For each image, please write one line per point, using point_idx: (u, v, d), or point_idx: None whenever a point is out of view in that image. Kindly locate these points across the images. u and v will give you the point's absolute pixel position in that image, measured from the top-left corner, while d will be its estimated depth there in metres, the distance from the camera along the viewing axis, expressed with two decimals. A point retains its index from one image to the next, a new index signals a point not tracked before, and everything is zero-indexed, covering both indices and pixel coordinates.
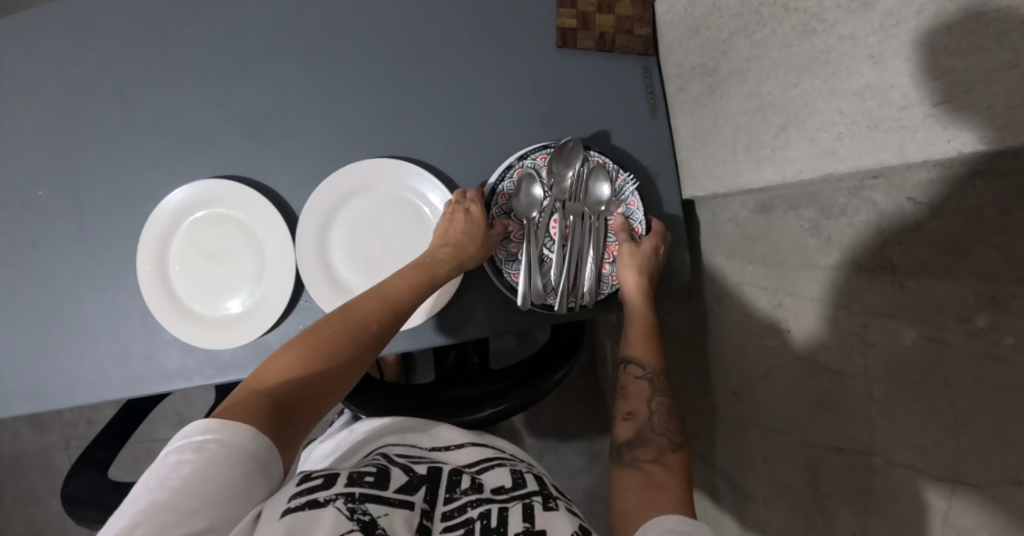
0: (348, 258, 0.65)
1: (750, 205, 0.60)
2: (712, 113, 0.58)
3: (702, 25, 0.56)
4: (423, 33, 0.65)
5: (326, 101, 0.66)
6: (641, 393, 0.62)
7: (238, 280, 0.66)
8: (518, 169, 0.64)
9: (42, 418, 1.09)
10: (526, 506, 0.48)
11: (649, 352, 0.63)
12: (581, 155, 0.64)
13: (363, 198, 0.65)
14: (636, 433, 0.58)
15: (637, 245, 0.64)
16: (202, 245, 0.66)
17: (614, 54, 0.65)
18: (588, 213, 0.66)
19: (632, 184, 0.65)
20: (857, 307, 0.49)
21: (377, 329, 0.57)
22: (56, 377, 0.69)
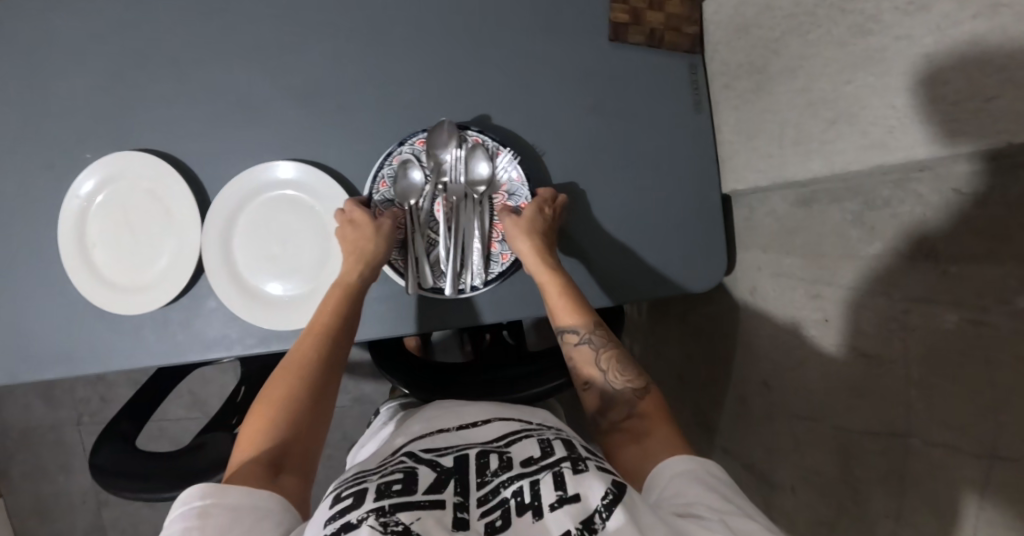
0: (253, 267, 0.66)
1: (790, 199, 0.63)
2: (758, 109, 0.61)
3: (753, 25, 0.60)
4: (481, 20, 0.67)
5: (383, 80, 0.68)
6: (588, 358, 0.62)
7: (149, 255, 0.68)
8: (398, 156, 0.66)
9: (54, 393, 1.08)
10: (556, 474, 0.46)
11: (578, 316, 0.62)
12: (449, 134, 0.65)
13: (259, 205, 0.66)
14: (603, 399, 0.60)
15: (521, 216, 0.64)
16: (120, 211, 0.68)
17: (662, 50, 0.68)
18: (468, 192, 0.67)
19: (509, 157, 0.66)
20: (899, 294, 0.52)
21: (314, 358, 0.59)
22: (94, 341, 0.69)
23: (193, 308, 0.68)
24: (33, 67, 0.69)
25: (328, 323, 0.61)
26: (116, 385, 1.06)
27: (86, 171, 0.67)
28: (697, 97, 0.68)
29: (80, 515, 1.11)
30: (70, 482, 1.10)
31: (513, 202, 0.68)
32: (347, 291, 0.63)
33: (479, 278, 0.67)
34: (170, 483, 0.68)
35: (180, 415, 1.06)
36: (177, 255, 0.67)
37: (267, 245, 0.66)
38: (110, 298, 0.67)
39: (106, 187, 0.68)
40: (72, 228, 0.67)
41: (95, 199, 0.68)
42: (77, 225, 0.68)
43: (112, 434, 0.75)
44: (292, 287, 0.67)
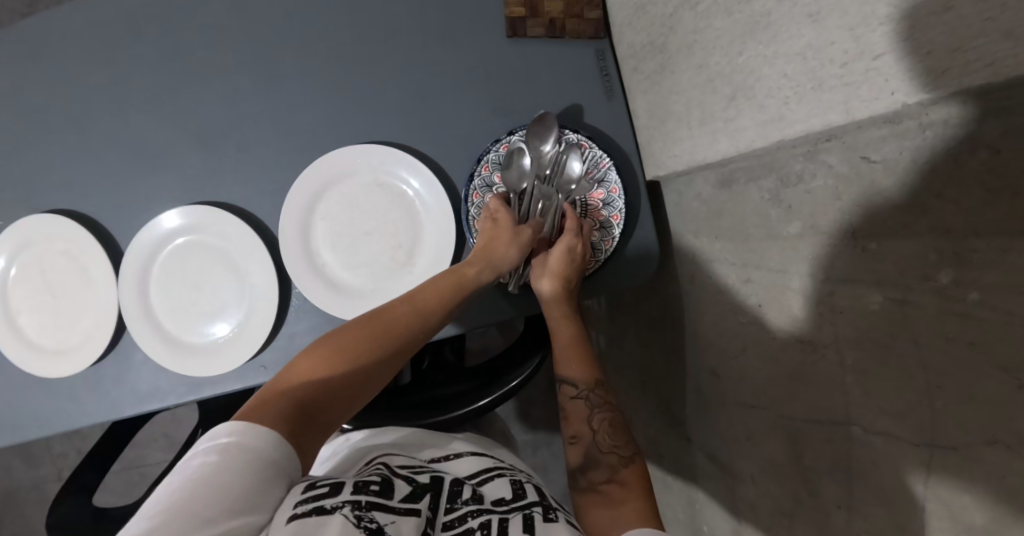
0: (175, 317, 0.65)
1: (713, 180, 0.59)
2: (665, 91, 0.57)
3: (647, 2, 0.55)
4: (371, 33, 0.64)
5: (277, 108, 0.65)
6: (581, 412, 0.60)
7: (67, 314, 0.66)
8: (506, 144, 0.63)
9: (33, 451, 1.09)
10: (526, 517, 0.46)
11: (582, 369, 0.62)
12: (565, 135, 0.62)
13: (176, 255, 0.65)
14: (585, 456, 0.56)
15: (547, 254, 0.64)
16: (38, 276, 0.67)
17: (565, 39, 0.64)
18: (568, 193, 0.66)
19: (616, 171, 0.63)
20: (823, 275, 0.48)
21: (405, 336, 0.57)
22: (30, 408, 0.68)
23: (123, 364, 0.67)
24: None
25: (436, 303, 0.58)
26: (91, 437, 1.07)
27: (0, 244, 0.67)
28: (608, 84, 0.64)
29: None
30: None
31: (605, 213, 0.64)
32: (460, 279, 0.60)
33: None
34: None
35: (157, 459, 1.06)
36: (96, 313, 0.66)
37: (185, 299, 0.65)
38: (39, 364, 0.66)
39: (20, 252, 0.67)
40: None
41: (13, 269, 0.67)
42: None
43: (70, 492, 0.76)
44: (219, 336, 0.65)
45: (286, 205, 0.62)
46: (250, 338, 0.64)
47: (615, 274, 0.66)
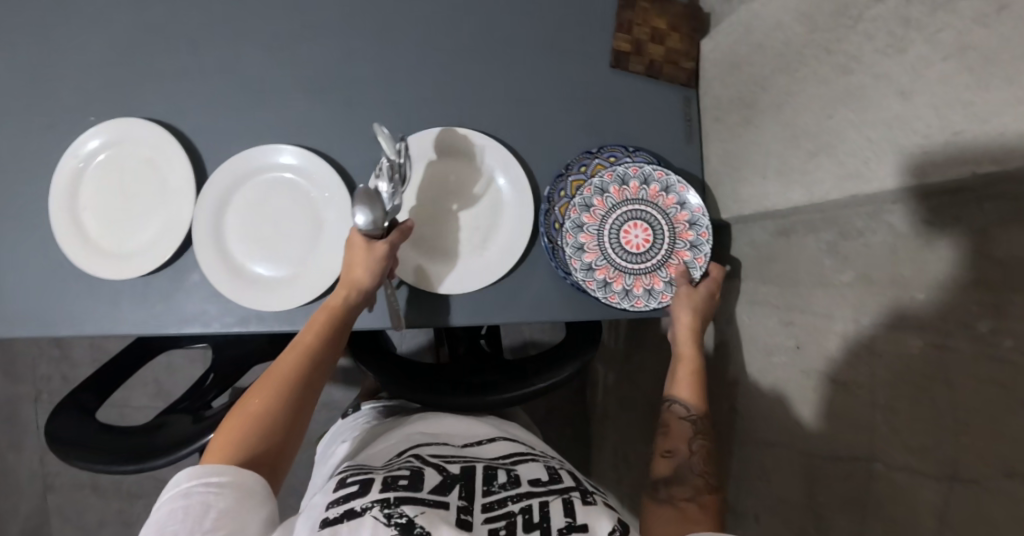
0: (244, 246, 0.67)
1: (771, 229, 0.66)
2: (744, 141, 0.65)
3: (743, 63, 0.64)
4: (491, 37, 0.71)
5: (392, 79, 0.71)
6: (683, 432, 0.60)
7: (139, 220, 0.67)
8: (612, 172, 0.67)
9: (15, 367, 1.07)
10: (566, 501, 0.50)
11: (695, 395, 0.62)
12: (641, 170, 0.67)
13: (259, 187, 0.67)
14: (675, 471, 0.57)
15: (695, 289, 0.66)
16: (119, 170, 0.67)
17: (659, 80, 0.72)
18: (659, 221, 0.67)
19: (696, 196, 0.67)
20: (867, 319, 0.54)
21: (305, 370, 0.56)
22: (67, 304, 0.68)
23: (176, 281, 0.68)
24: (38, 20, 0.68)
25: (318, 335, 0.58)
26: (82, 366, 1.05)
27: (93, 128, 0.67)
28: (689, 128, 0.72)
29: (26, 497, 1.11)
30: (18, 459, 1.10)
31: (692, 234, 0.67)
32: (336, 312, 0.59)
33: (660, 300, 0.67)
34: (123, 458, 0.68)
35: (144, 402, 1.04)
36: (166, 224, 0.67)
37: (258, 229, 0.67)
38: (94, 258, 0.66)
39: (107, 150, 0.67)
40: (64, 182, 0.67)
41: (96, 156, 0.67)
42: (70, 180, 0.67)
43: (69, 408, 0.74)
44: (281, 273, 0.67)
45: (376, 172, 0.66)
46: (315, 279, 0.65)
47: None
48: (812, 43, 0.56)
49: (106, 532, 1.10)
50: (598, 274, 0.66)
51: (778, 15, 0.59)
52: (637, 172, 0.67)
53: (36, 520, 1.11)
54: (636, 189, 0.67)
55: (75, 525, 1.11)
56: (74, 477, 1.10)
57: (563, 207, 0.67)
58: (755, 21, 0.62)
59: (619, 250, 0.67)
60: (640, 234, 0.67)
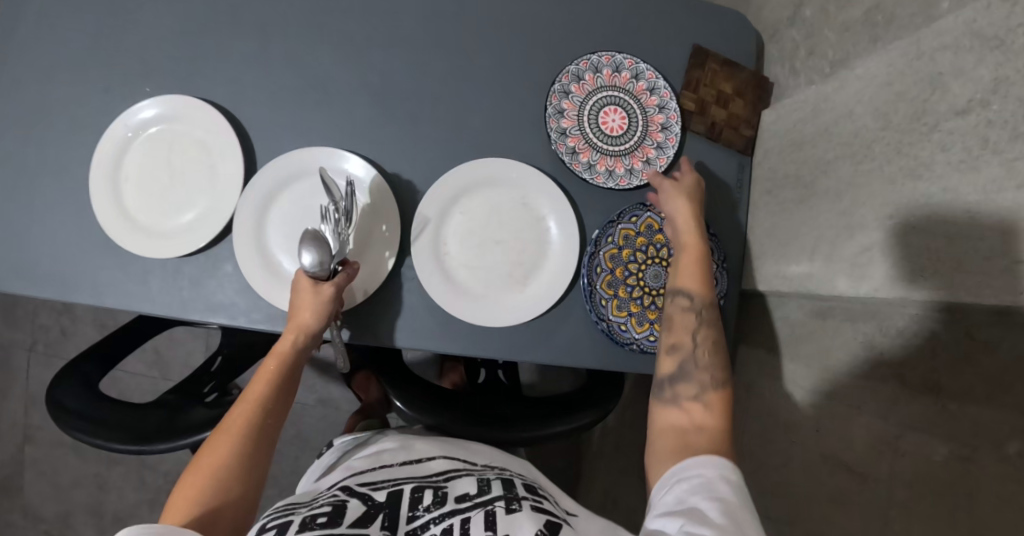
0: (285, 241, 0.64)
1: (806, 309, 0.66)
2: (797, 219, 0.65)
3: (807, 142, 0.64)
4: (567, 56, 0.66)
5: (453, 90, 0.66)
6: (687, 323, 0.55)
7: (180, 201, 0.65)
8: (608, 57, 0.65)
9: (17, 314, 1.15)
10: (487, 513, 0.46)
11: (699, 281, 0.56)
12: (636, 64, 0.65)
13: (305, 182, 0.64)
14: (678, 367, 0.54)
15: (681, 181, 0.62)
16: (168, 146, 0.66)
17: (717, 144, 0.69)
18: (636, 113, 0.65)
19: (664, 80, 0.65)
20: (894, 419, 0.54)
21: (257, 417, 0.54)
22: (94, 275, 0.66)
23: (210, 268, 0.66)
24: None
25: (266, 384, 0.57)
26: None
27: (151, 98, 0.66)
28: (740, 195, 0.72)
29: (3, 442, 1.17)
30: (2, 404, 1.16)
31: (662, 134, 0.65)
32: (285, 358, 0.59)
33: (637, 181, 0.64)
34: (125, 437, 0.65)
35: (138, 370, 1.08)
36: (207, 210, 0.65)
37: (297, 226, 0.64)
38: (126, 231, 0.64)
39: (158, 125, 0.66)
40: (110, 149, 0.65)
41: (146, 129, 0.66)
42: (117, 148, 0.65)
43: (68, 377, 0.71)
44: None
45: (435, 187, 0.62)
46: (352, 285, 0.62)
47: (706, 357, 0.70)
48: (882, 139, 0.55)
49: (79, 492, 1.17)
50: (631, 324, 0.63)
51: (848, 105, 0.59)
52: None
53: (10, 468, 1.17)
54: (625, 80, 0.65)
55: (49, 479, 1.17)
56: (54, 434, 1.16)
57: (608, 255, 0.63)
58: (825, 104, 0.62)
59: (596, 133, 0.63)
60: (618, 118, 0.64)
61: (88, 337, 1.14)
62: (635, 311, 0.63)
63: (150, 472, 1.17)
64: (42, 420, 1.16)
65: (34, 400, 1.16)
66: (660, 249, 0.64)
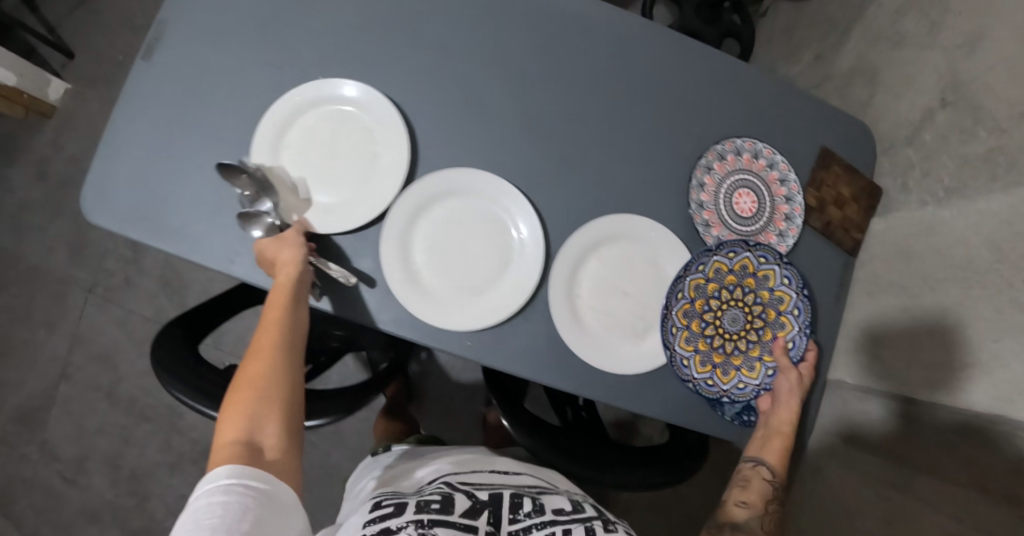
0: (425, 254, 0.62)
1: (889, 409, 0.68)
2: (896, 326, 0.70)
3: (917, 258, 0.69)
4: (713, 127, 0.69)
5: (596, 132, 0.67)
6: (761, 491, 0.59)
7: (336, 179, 0.64)
8: (751, 144, 0.69)
9: (86, 253, 1.18)
10: (589, 530, 0.53)
11: (781, 460, 0.60)
12: (773, 155, 0.70)
13: (459, 200, 0.62)
14: (743, 522, 0.57)
15: (792, 367, 0.63)
16: (353, 126, 0.65)
17: (829, 242, 0.73)
18: (765, 200, 0.69)
19: (796, 175, 0.70)
20: (970, 523, 0.56)
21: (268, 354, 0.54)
22: (226, 242, 0.67)
23: (344, 258, 0.63)
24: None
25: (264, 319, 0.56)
26: None
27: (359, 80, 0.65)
28: (840, 291, 0.73)
29: (39, 374, 1.18)
30: (48, 337, 1.18)
31: (784, 224, 0.70)
32: (287, 293, 0.56)
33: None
34: (217, 405, 0.65)
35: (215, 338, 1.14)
36: (359, 194, 0.63)
37: (444, 242, 0.62)
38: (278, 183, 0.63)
39: (349, 102, 0.65)
40: (297, 102, 0.64)
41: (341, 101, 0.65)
42: (305, 105, 0.64)
43: (173, 332, 0.72)
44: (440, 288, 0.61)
45: (582, 231, 0.62)
46: (487, 310, 0.61)
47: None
48: (994, 269, 0.60)
49: (104, 438, 1.17)
50: (694, 362, 0.64)
51: (964, 233, 0.65)
52: (782, 286, 0.65)
53: (39, 400, 1.18)
54: (761, 167, 0.69)
55: (76, 419, 1.17)
56: (93, 376, 1.17)
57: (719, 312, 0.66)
58: (940, 228, 0.68)
59: (728, 212, 0.68)
60: (749, 202, 0.68)
61: (151, 289, 1.18)
62: (701, 349, 0.65)
63: (177, 435, 1.17)
64: (83, 360, 1.18)
65: (80, 339, 1.18)
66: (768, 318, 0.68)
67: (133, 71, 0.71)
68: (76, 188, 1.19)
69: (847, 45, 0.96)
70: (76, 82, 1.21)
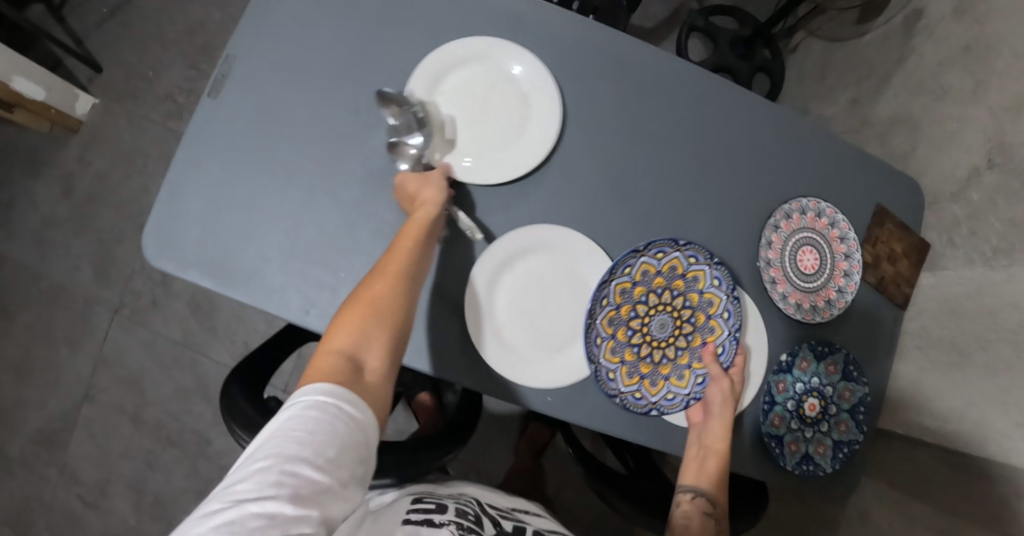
0: (506, 310, 0.62)
1: (939, 459, 0.71)
2: (947, 381, 0.72)
3: (968, 316, 0.72)
4: (773, 184, 0.71)
5: (666, 188, 0.68)
6: (703, 526, 0.61)
7: (487, 137, 0.65)
8: (815, 203, 0.71)
9: (112, 273, 1.16)
10: None
11: (716, 488, 0.62)
12: (835, 214, 0.72)
13: (541, 257, 0.63)
14: None
15: (723, 375, 0.64)
16: (508, 92, 0.65)
17: (881, 296, 0.75)
18: (827, 258, 0.71)
19: (855, 233, 0.72)
20: None
21: (388, 289, 0.54)
22: (296, 291, 0.63)
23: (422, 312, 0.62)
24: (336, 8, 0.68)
25: (395, 250, 0.57)
26: None
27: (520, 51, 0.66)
28: (890, 344, 0.75)
29: (61, 396, 1.15)
30: (71, 358, 1.15)
31: (843, 280, 0.72)
32: (421, 231, 0.58)
33: (820, 317, 0.70)
34: None
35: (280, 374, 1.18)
36: (508, 156, 0.64)
37: (528, 300, 0.63)
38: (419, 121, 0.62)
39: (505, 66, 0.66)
40: (467, 53, 0.64)
41: (505, 66, 0.66)
42: (472, 58, 0.65)
43: (237, 381, 0.70)
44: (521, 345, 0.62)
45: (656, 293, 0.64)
46: (568, 369, 0.62)
47: (828, 484, 0.74)
48: None
49: (127, 463, 1.14)
50: (619, 375, 0.63)
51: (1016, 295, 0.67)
52: (711, 288, 0.65)
53: (59, 422, 1.14)
54: (823, 225, 0.72)
55: (98, 443, 1.14)
56: (117, 399, 1.14)
57: (777, 381, 0.68)
58: (990, 289, 0.71)
59: (793, 270, 0.70)
60: (812, 259, 0.71)
61: (180, 311, 1.16)
62: (627, 360, 0.63)
63: (205, 461, 1.14)
64: (107, 382, 1.15)
65: (104, 361, 1.15)
66: (819, 383, 0.70)
67: (199, 108, 0.67)
68: (101, 206, 1.17)
69: (885, 94, 0.99)
70: (104, 98, 1.19)
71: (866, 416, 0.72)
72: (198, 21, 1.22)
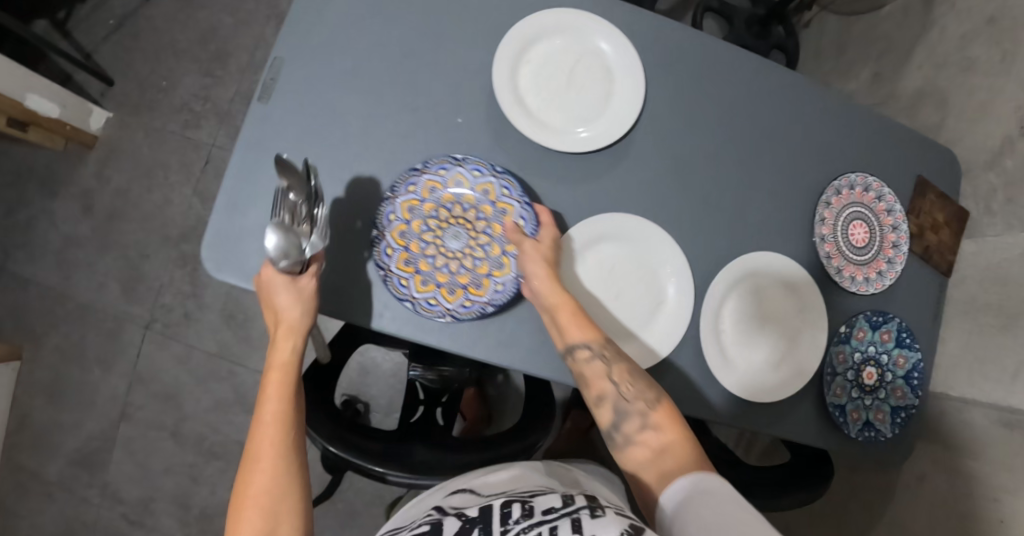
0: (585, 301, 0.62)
1: (993, 418, 0.73)
2: (997, 343, 0.74)
3: (1013, 280, 0.74)
4: (818, 163, 0.73)
5: (720, 171, 0.69)
6: (597, 373, 0.56)
7: (572, 108, 0.66)
8: (861, 178, 0.73)
9: (140, 288, 1.14)
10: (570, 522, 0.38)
11: (585, 331, 0.56)
12: (881, 188, 0.74)
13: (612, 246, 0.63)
14: (614, 413, 0.54)
15: (538, 242, 0.60)
16: (594, 64, 0.66)
17: (926, 265, 0.77)
18: (876, 230, 0.73)
19: (900, 205, 0.74)
20: None
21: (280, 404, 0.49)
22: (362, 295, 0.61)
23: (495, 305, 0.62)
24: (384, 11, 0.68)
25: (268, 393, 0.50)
26: None
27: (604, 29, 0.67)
28: (937, 310, 0.78)
29: (96, 416, 1.13)
30: (104, 377, 1.13)
31: (892, 251, 0.74)
32: (292, 333, 0.53)
33: (872, 289, 0.72)
34: None
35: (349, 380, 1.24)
36: (594, 127, 0.65)
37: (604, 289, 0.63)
38: (502, 89, 0.64)
39: (590, 39, 0.67)
40: (556, 23, 0.66)
41: (593, 39, 0.67)
42: (559, 30, 0.66)
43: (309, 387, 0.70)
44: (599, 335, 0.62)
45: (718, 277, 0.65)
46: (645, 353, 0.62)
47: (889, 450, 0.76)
48: None
49: (171, 479, 1.13)
50: (441, 296, 0.60)
51: None
52: (503, 197, 0.62)
53: (97, 442, 1.13)
54: (870, 199, 0.73)
55: (138, 460, 1.13)
56: (155, 415, 1.13)
57: (838, 351, 0.70)
58: None
59: (845, 244, 0.71)
60: (862, 232, 0.72)
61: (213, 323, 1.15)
62: (442, 281, 0.60)
63: None
64: (144, 400, 1.14)
65: (140, 378, 1.14)
66: (875, 352, 0.72)
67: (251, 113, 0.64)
68: (124, 221, 1.15)
69: (908, 70, 1.01)
70: (119, 112, 1.17)
71: (921, 381, 0.73)
72: (210, 28, 1.20)
